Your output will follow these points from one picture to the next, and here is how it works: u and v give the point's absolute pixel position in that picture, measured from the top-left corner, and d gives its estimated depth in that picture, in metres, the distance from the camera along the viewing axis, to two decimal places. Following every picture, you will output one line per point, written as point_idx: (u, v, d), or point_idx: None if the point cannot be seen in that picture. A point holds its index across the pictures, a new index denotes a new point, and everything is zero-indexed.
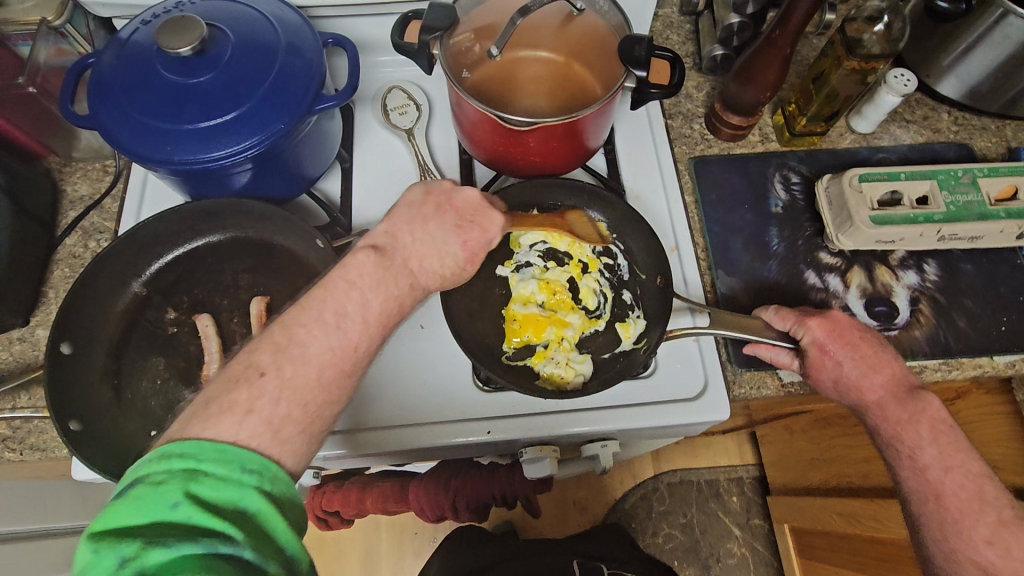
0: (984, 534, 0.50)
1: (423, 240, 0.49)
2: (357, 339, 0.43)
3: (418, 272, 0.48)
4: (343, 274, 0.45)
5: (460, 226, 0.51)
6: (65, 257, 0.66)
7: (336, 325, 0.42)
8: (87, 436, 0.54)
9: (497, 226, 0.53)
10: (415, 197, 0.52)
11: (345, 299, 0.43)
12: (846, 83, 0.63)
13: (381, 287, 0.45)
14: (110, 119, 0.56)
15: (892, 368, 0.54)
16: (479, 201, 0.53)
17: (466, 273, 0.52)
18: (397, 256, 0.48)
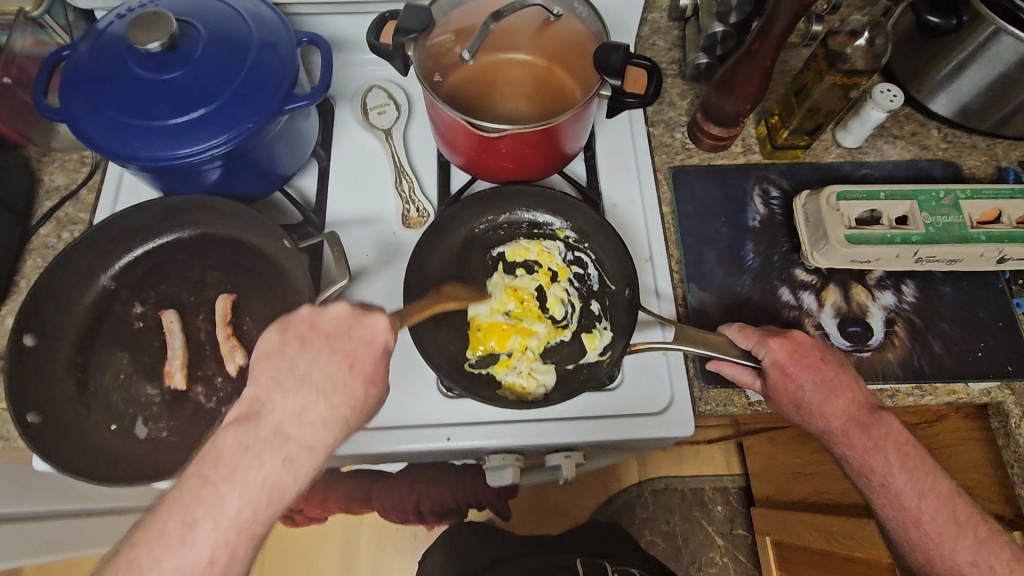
0: (967, 557, 0.48)
1: (296, 390, 0.44)
2: (216, 551, 0.40)
3: (296, 430, 0.43)
4: (201, 468, 0.41)
5: (338, 348, 0.47)
6: (38, 246, 0.66)
7: (182, 542, 0.39)
8: (45, 428, 0.54)
9: (383, 327, 0.48)
10: (269, 345, 0.46)
11: (192, 506, 0.40)
12: (829, 97, 0.62)
13: (247, 468, 0.41)
14: (79, 113, 0.55)
15: (854, 392, 0.53)
16: (348, 314, 0.48)
17: (370, 397, 0.48)
18: (259, 423, 0.43)
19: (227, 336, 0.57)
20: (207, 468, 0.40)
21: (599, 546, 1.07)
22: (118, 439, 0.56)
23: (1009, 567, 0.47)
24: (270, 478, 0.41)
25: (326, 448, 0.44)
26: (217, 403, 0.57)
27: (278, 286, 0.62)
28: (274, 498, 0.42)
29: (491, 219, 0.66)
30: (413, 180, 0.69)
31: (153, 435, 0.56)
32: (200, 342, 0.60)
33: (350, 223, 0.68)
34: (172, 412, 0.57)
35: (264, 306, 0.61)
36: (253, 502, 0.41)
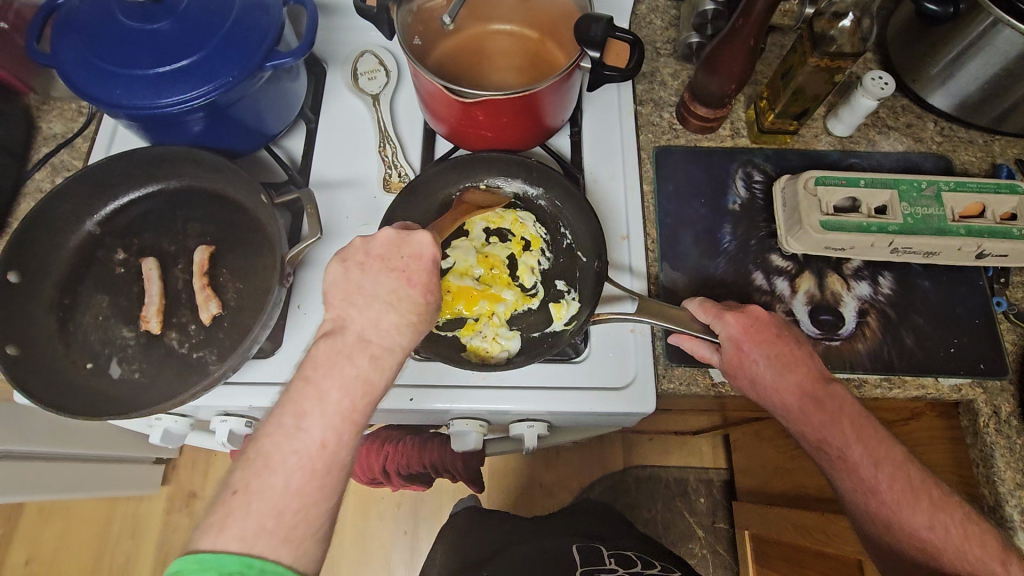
0: (925, 522, 0.49)
1: (367, 304, 0.49)
2: (326, 433, 0.44)
3: (375, 333, 0.48)
4: (302, 372, 0.46)
5: (393, 266, 0.50)
6: (32, 190, 0.68)
7: (297, 429, 0.44)
8: (24, 361, 0.57)
9: (428, 241, 0.51)
10: (337, 272, 0.51)
11: (303, 401, 0.45)
12: (814, 80, 0.61)
13: (339, 367, 0.46)
14: (68, 59, 0.57)
15: (808, 366, 0.53)
16: (396, 236, 0.52)
17: (432, 304, 0.51)
18: (344, 333, 0.48)
19: (202, 284, 0.58)
20: (307, 370, 0.46)
21: (587, 528, 1.01)
22: (93, 377, 0.58)
23: (961, 528, 0.48)
24: (361, 373, 0.46)
25: (403, 347, 0.49)
26: (189, 348, 0.59)
27: (255, 240, 0.63)
28: (370, 389, 0.46)
29: (469, 184, 0.68)
30: (396, 146, 0.70)
31: (126, 376, 0.58)
32: (177, 291, 0.61)
33: (333, 184, 0.69)
34: (145, 354, 0.59)
35: (240, 259, 0.63)
36: (351, 394, 0.45)
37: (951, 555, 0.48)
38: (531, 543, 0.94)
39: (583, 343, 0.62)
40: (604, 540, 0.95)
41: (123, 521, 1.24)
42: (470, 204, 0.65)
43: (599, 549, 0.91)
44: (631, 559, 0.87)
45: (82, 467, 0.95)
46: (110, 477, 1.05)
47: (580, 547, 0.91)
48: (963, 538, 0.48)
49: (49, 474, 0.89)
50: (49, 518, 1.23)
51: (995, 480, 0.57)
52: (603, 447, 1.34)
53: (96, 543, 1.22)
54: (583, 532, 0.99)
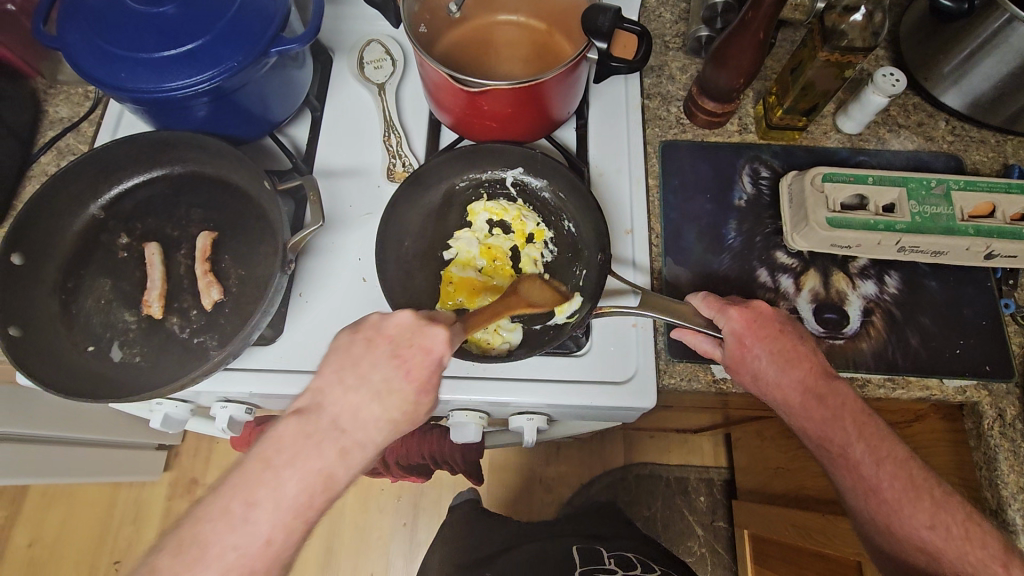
0: (925, 521, 0.48)
1: (354, 388, 0.47)
2: (274, 532, 0.44)
3: (351, 425, 0.47)
4: (261, 452, 0.45)
5: (397, 354, 0.49)
6: (38, 173, 0.68)
7: (245, 521, 0.43)
8: (26, 341, 0.57)
9: (439, 341, 0.50)
10: (342, 339, 0.50)
11: (257, 487, 0.44)
12: (823, 75, 0.60)
13: (305, 456, 0.45)
14: (73, 42, 0.57)
15: (811, 362, 0.53)
16: (413, 322, 0.50)
17: (422, 405, 0.49)
18: (318, 414, 0.47)
19: (204, 270, 0.58)
20: (270, 451, 0.45)
21: (586, 528, 1.01)
22: (94, 360, 0.58)
23: (963, 527, 0.48)
24: (325, 467, 0.45)
25: (375, 444, 0.48)
26: (190, 334, 0.59)
27: (258, 226, 0.63)
28: (328, 485, 0.45)
29: (472, 175, 0.67)
30: (401, 136, 0.70)
31: (127, 359, 0.58)
32: (179, 276, 0.62)
33: (337, 173, 0.69)
34: (147, 338, 0.59)
35: (243, 246, 0.63)
36: (308, 490, 0.44)
37: (951, 554, 0.47)
38: (540, 542, 0.94)
39: (585, 337, 0.62)
40: (603, 541, 0.94)
41: (125, 507, 1.24)
42: (519, 297, 0.59)
43: (599, 550, 0.89)
44: (629, 560, 0.86)
45: (84, 451, 0.96)
46: (112, 463, 1.06)
47: (580, 550, 0.89)
48: (964, 538, 0.47)
49: (52, 458, 0.89)
50: (52, 502, 1.24)
51: (998, 483, 0.56)
52: (604, 443, 1.33)
53: (99, 528, 1.23)
54: (582, 532, 0.98)
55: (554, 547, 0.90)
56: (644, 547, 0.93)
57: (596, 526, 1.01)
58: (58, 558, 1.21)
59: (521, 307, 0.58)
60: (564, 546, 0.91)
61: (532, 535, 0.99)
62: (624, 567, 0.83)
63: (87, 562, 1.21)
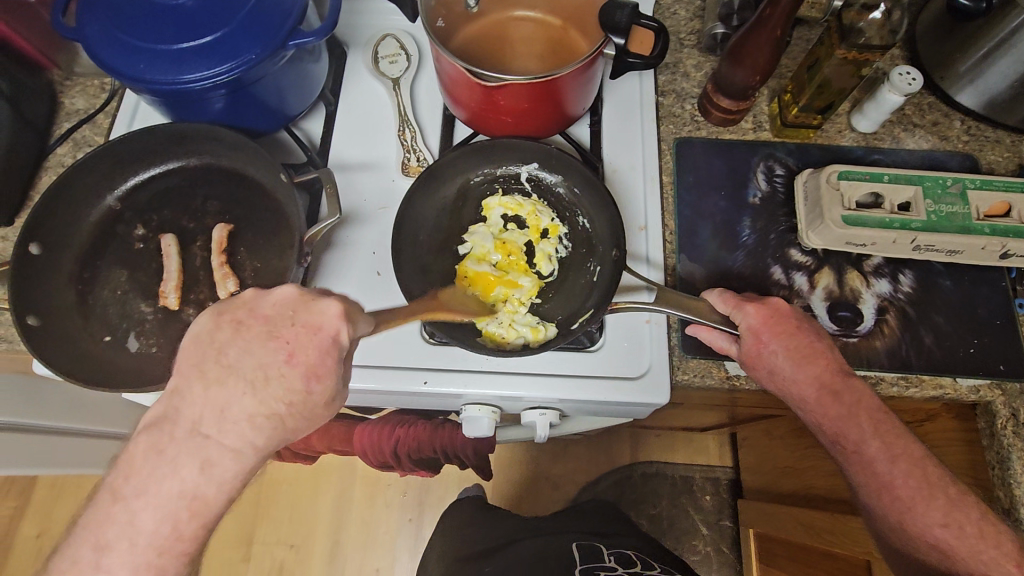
0: (938, 519, 0.48)
1: (222, 380, 0.42)
2: (136, 574, 0.39)
3: (217, 429, 0.41)
4: (114, 482, 0.41)
5: (277, 335, 0.44)
6: (54, 164, 0.69)
7: (97, 566, 0.39)
8: (43, 330, 0.57)
9: (327, 314, 0.44)
10: (204, 326, 0.45)
11: (106, 525, 0.40)
12: (840, 73, 0.60)
13: (162, 476, 0.40)
14: (93, 34, 0.57)
15: (827, 359, 0.53)
16: (296, 299, 0.45)
17: (314, 395, 0.44)
18: (175, 424, 0.41)
19: (221, 261, 0.59)
20: (118, 479, 0.40)
21: (588, 525, 1.00)
22: (110, 350, 0.58)
23: (977, 527, 0.48)
24: (187, 487, 0.40)
25: (255, 448, 0.42)
26: None
27: (274, 219, 0.63)
28: (200, 507, 0.41)
29: (488, 170, 0.67)
30: (416, 131, 0.70)
31: (143, 350, 0.58)
32: (195, 268, 0.62)
33: (352, 167, 0.69)
34: (162, 329, 0.59)
35: (259, 238, 0.63)
36: (172, 517, 0.40)
37: (964, 553, 0.47)
38: (543, 538, 0.94)
39: (598, 333, 0.62)
40: (605, 538, 0.93)
41: None
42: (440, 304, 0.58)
43: (598, 546, 0.89)
44: (631, 558, 0.86)
45: (94, 443, 0.96)
46: (120, 454, 1.06)
47: (579, 547, 0.89)
48: (978, 537, 0.48)
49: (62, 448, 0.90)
50: (60, 493, 1.25)
51: (1012, 483, 0.56)
52: (610, 441, 1.33)
53: None
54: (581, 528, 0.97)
55: (560, 543, 0.91)
56: (648, 547, 0.93)
57: (601, 522, 1.01)
58: None
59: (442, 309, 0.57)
60: (566, 541, 0.91)
61: (539, 530, 0.99)
62: (625, 565, 0.83)
63: None
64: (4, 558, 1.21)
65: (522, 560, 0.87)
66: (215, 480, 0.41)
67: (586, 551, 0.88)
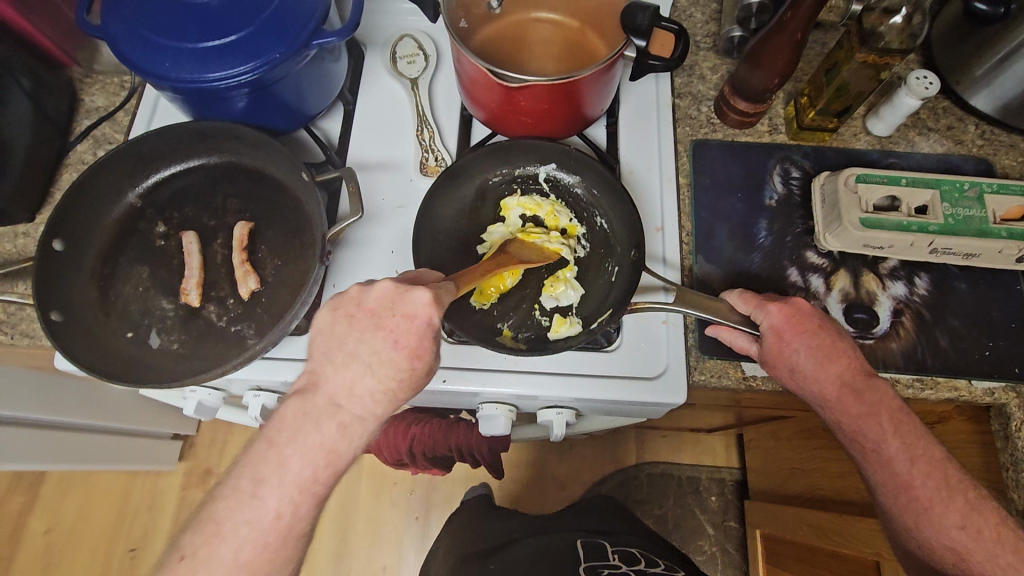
0: (957, 521, 0.49)
1: (346, 365, 0.48)
2: (282, 505, 0.46)
3: (347, 400, 0.48)
4: (267, 433, 0.48)
5: (381, 325, 0.48)
6: (75, 161, 0.69)
7: (253, 497, 0.46)
8: (67, 326, 0.58)
9: (423, 302, 0.48)
10: (323, 320, 0.50)
11: (261, 466, 0.47)
12: (859, 76, 0.61)
13: (304, 432, 0.47)
14: (118, 31, 0.57)
15: (849, 359, 0.53)
16: (394, 290, 0.49)
17: (418, 370, 0.49)
18: (314, 395, 0.48)
19: (243, 259, 0.59)
20: (272, 432, 0.47)
21: (593, 523, 1.00)
22: (133, 346, 0.59)
23: (995, 531, 0.48)
24: (326, 443, 0.47)
25: (377, 416, 0.49)
26: (228, 322, 0.60)
27: (295, 217, 0.64)
28: (334, 459, 0.48)
29: (506, 171, 0.68)
30: (434, 131, 0.70)
31: (165, 346, 0.59)
32: (216, 265, 0.62)
33: (370, 166, 0.69)
34: (184, 326, 0.60)
35: (279, 236, 0.63)
36: (312, 465, 0.47)
37: (981, 555, 0.48)
38: (547, 535, 0.94)
39: (616, 333, 0.62)
40: (609, 536, 0.93)
41: (140, 495, 1.25)
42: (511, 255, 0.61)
43: (603, 545, 0.89)
44: (636, 556, 0.85)
45: (107, 439, 0.97)
46: (131, 450, 1.07)
47: (584, 543, 0.90)
48: (996, 540, 0.48)
49: (75, 444, 0.91)
50: (68, 489, 1.25)
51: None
52: (617, 441, 1.33)
53: (114, 516, 1.24)
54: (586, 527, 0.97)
55: (566, 542, 0.91)
56: (650, 545, 0.92)
57: (607, 520, 1.02)
58: (73, 545, 1.22)
59: (510, 263, 0.60)
60: (571, 539, 0.92)
61: (545, 528, 0.99)
62: (628, 562, 0.83)
63: (102, 550, 1.22)
64: (12, 554, 1.21)
65: (526, 559, 0.86)
66: (350, 439, 0.48)
67: (591, 548, 0.88)
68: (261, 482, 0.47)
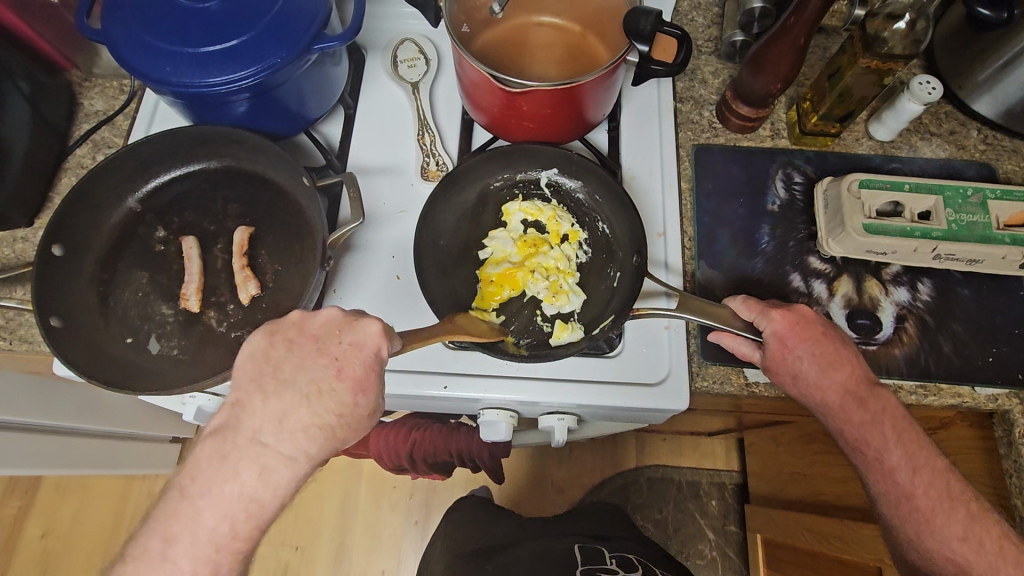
0: (958, 532, 0.49)
1: (277, 394, 0.44)
2: (197, 566, 0.41)
3: (274, 438, 0.43)
4: (180, 483, 0.43)
5: (324, 352, 0.45)
6: (74, 166, 0.69)
7: (164, 558, 0.41)
8: (65, 332, 0.57)
9: (372, 330, 0.46)
10: (256, 346, 0.46)
11: (173, 521, 0.42)
12: (862, 81, 0.61)
13: (221, 478, 0.42)
14: (118, 35, 0.57)
15: (853, 367, 0.53)
16: (341, 318, 0.47)
17: (360, 406, 0.45)
18: (234, 432, 0.43)
19: (243, 264, 0.59)
20: (187, 480, 0.42)
21: (592, 528, 1.00)
22: (132, 352, 0.58)
23: (997, 544, 0.48)
24: (245, 490, 0.42)
25: (308, 456, 0.44)
26: (227, 328, 0.60)
27: (295, 222, 0.63)
28: (255, 511, 0.42)
29: (508, 175, 0.67)
30: (435, 135, 0.70)
31: (164, 352, 0.59)
32: (216, 271, 0.62)
33: (371, 171, 0.69)
34: (184, 331, 0.59)
35: (279, 241, 0.63)
36: (230, 517, 0.42)
37: (983, 567, 0.48)
38: (544, 540, 0.94)
39: (617, 338, 0.62)
40: (607, 541, 0.93)
41: (138, 500, 1.25)
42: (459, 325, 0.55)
43: (602, 550, 0.89)
44: (633, 562, 0.85)
45: (104, 443, 0.96)
46: (129, 455, 1.06)
47: (581, 548, 0.89)
48: (997, 554, 0.48)
49: (73, 449, 0.90)
50: (66, 492, 1.24)
51: None
52: (618, 445, 1.32)
53: (111, 520, 1.23)
54: (583, 532, 0.97)
55: (563, 545, 0.91)
56: (646, 550, 0.92)
57: (606, 525, 1.01)
58: (70, 549, 1.21)
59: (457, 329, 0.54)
60: (568, 542, 0.91)
61: (541, 532, 0.99)
62: (625, 568, 0.82)
63: (99, 554, 1.21)
64: (8, 558, 1.20)
65: (522, 563, 0.86)
66: (272, 485, 0.43)
67: (588, 553, 0.88)
68: (173, 540, 0.42)
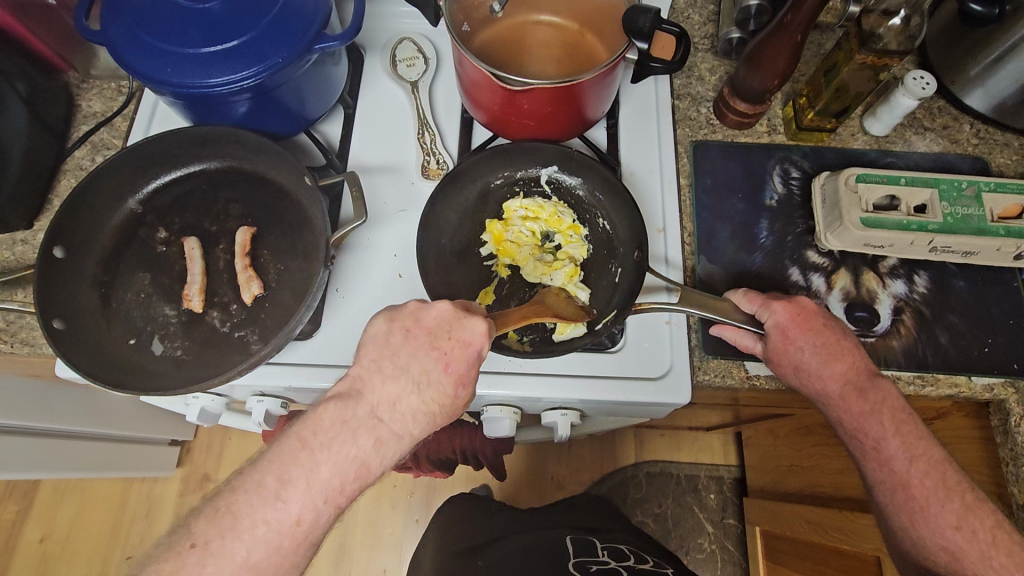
0: (951, 521, 0.49)
1: (394, 379, 0.49)
2: (304, 511, 0.46)
3: (388, 416, 0.49)
4: (298, 433, 0.47)
5: (436, 346, 0.50)
6: (72, 168, 0.69)
7: (277, 499, 0.45)
8: (68, 334, 0.57)
9: (480, 331, 0.50)
10: (378, 328, 0.51)
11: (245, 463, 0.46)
12: (857, 77, 0.62)
13: (342, 442, 0.47)
14: (117, 35, 0.57)
15: (853, 357, 0.54)
16: (452, 313, 0.51)
17: (460, 399, 0.51)
18: (357, 403, 0.49)
19: (245, 265, 0.59)
20: (307, 434, 0.47)
21: (586, 520, 1.00)
22: (135, 354, 0.58)
23: (991, 533, 0.49)
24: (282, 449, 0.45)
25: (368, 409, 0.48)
26: (231, 328, 0.60)
27: (296, 222, 0.63)
28: (362, 473, 0.48)
29: (508, 174, 0.68)
30: (435, 133, 0.70)
31: (168, 353, 0.59)
32: (218, 271, 0.62)
33: (372, 170, 0.69)
34: (187, 332, 0.59)
35: (281, 241, 0.63)
36: (342, 475, 0.47)
37: (975, 555, 0.48)
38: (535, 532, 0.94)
39: (620, 333, 0.63)
40: (598, 534, 0.93)
41: (137, 502, 1.24)
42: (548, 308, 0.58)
43: (593, 542, 0.89)
44: (624, 554, 0.86)
45: (101, 445, 0.96)
46: (128, 458, 1.06)
47: (573, 539, 0.90)
48: (990, 543, 0.49)
49: (70, 453, 0.89)
50: (64, 497, 1.24)
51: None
52: (615, 439, 1.33)
53: (111, 523, 1.23)
54: (575, 525, 0.97)
55: (556, 536, 0.91)
56: (639, 543, 0.92)
57: (605, 520, 1.01)
58: (68, 553, 1.20)
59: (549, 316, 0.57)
60: (559, 535, 0.91)
61: (529, 525, 0.99)
62: (616, 559, 0.83)
63: (99, 557, 1.20)
64: (7, 563, 1.20)
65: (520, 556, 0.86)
66: (382, 456, 0.48)
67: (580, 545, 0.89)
68: (287, 484, 0.46)
